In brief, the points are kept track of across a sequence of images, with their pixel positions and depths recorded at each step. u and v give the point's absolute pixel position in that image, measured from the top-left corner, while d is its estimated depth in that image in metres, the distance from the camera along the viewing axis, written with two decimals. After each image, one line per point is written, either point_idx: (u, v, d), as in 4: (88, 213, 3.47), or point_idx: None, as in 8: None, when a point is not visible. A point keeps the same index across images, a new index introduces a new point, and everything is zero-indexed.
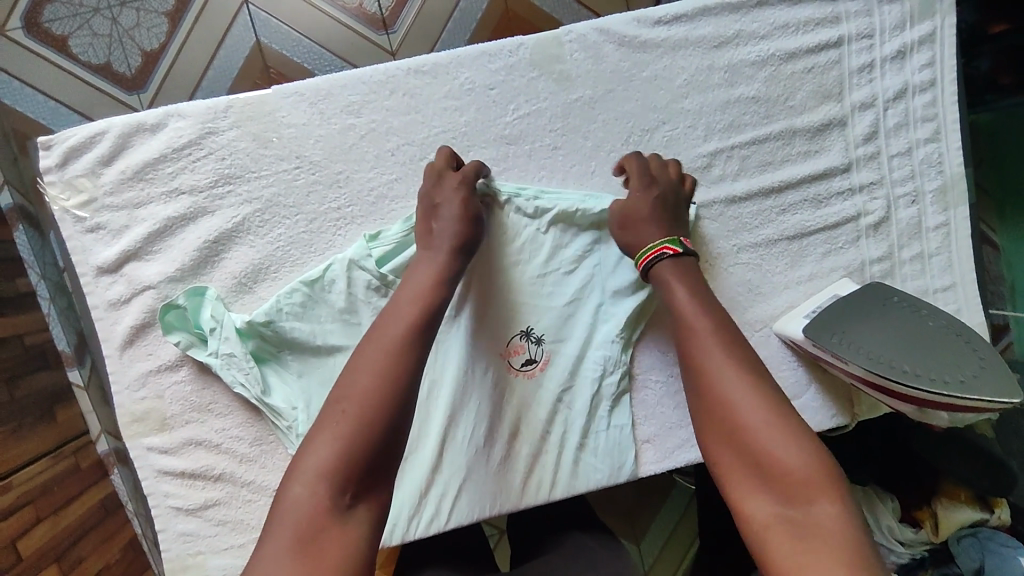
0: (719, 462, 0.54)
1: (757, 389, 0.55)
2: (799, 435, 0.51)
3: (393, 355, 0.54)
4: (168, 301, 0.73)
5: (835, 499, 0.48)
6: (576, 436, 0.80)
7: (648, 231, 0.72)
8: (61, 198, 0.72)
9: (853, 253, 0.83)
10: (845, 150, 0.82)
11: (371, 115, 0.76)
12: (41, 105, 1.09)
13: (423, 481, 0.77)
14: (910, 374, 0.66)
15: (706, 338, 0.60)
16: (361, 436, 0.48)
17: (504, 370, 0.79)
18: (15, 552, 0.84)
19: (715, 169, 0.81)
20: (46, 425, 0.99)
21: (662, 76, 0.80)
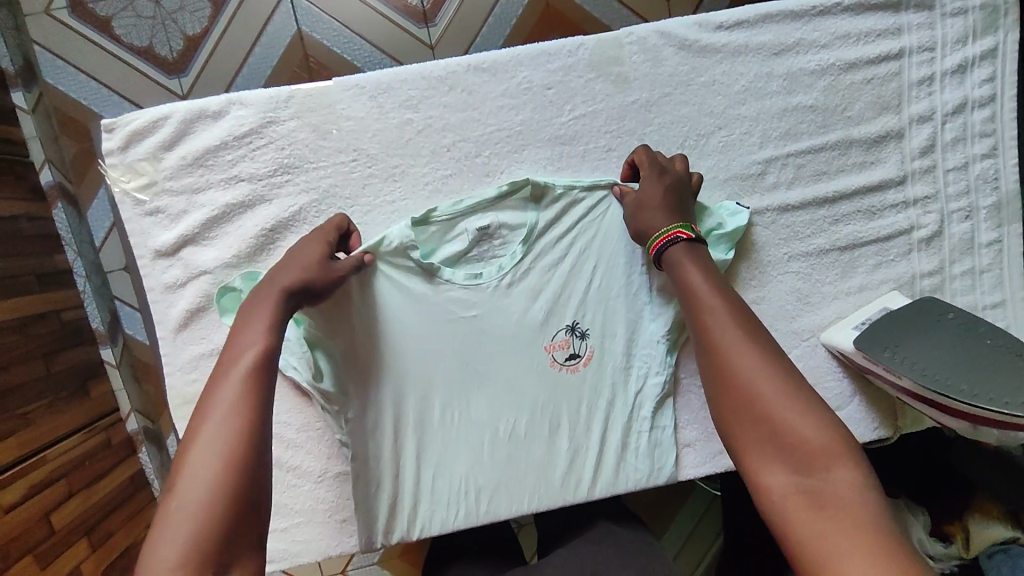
0: (736, 435, 0.54)
1: (769, 363, 0.55)
2: (813, 408, 0.51)
3: (231, 416, 0.48)
4: (225, 284, 0.74)
5: (851, 467, 0.48)
6: (621, 436, 0.80)
7: (658, 215, 0.71)
8: (122, 180, 0.73)
9: (903, 266, 0.83)
10: (901, 162, 0.82)
11: (428, 110, 0.76)
12: (86, 88, 1.11)
13: (465, 474, 0.78)
14: (968, 393, 0.66)
15: (718, 314, 0.60)
16: (216, 502, 0.44)
17: (548, 364, 0.79)
18: (48, 526, 0.90)
19: (769, 177, 0.80)
20: (80, 400, 1.08)
21: (721, 81, 0.79)
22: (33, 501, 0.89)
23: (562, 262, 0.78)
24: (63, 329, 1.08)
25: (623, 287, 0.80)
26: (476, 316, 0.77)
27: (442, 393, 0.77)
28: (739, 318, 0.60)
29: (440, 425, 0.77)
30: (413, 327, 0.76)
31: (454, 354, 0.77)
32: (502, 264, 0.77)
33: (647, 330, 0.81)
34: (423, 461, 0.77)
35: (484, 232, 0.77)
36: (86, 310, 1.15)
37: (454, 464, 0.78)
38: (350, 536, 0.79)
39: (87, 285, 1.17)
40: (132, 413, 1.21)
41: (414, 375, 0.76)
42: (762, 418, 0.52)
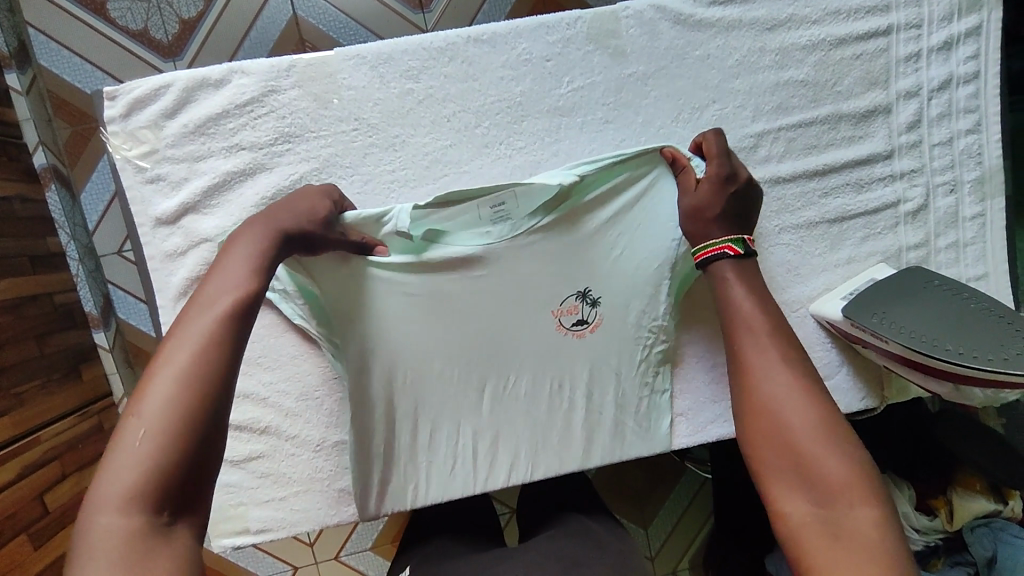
0: (759, 457, 0.54)
1: (806, 391, 0.55)
2: (843, 443, 0.51)
3: (195, 351, 0.47)
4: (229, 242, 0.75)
5: (871, 505, 0.48)
6: (619, 408, 0.81)
7: (714, 226, 0.71)
8: (123, 148, 0.73)
9: (890, 239, 0.85)
10: (888, 137, 0.84)
11: (428, 80, 0.77)
12: (79, 70, 1.11)
13: (466, 441, 0.79)
14: (954, 352, 0.68)
15: (762, 338, 0.61)
16: (171, 433, 0.43)
17: (553, 327, 0.77)
18: (41, 506, 0.92)
19: (761, 150, 0.82)
20: (72, 382, 1.09)
21: (714, 55, 0.81)
22: (28, 480, 0.91)
23: (588, 224, 0.75)
24: (55, 311, 1.08)
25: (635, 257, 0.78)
26: (484, 278, 0.74)
27: (444, 363, 0.76)
28: (785, 341, 0.60)
29: (442, 391, 0.77)
30: (416, 285, 0.73)
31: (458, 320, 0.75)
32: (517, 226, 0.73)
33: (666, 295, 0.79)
34: (422, 431, 0.78)
35: (499, 209, 0.73)
36: (80, 294, 1.16)
37: (451, 431, 0.79)
38: (347, 506, 0.80)
39: (81, 268, 1.17)
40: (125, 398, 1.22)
41: (415, 342, 0.75)
42: (790, 445, 0.52)
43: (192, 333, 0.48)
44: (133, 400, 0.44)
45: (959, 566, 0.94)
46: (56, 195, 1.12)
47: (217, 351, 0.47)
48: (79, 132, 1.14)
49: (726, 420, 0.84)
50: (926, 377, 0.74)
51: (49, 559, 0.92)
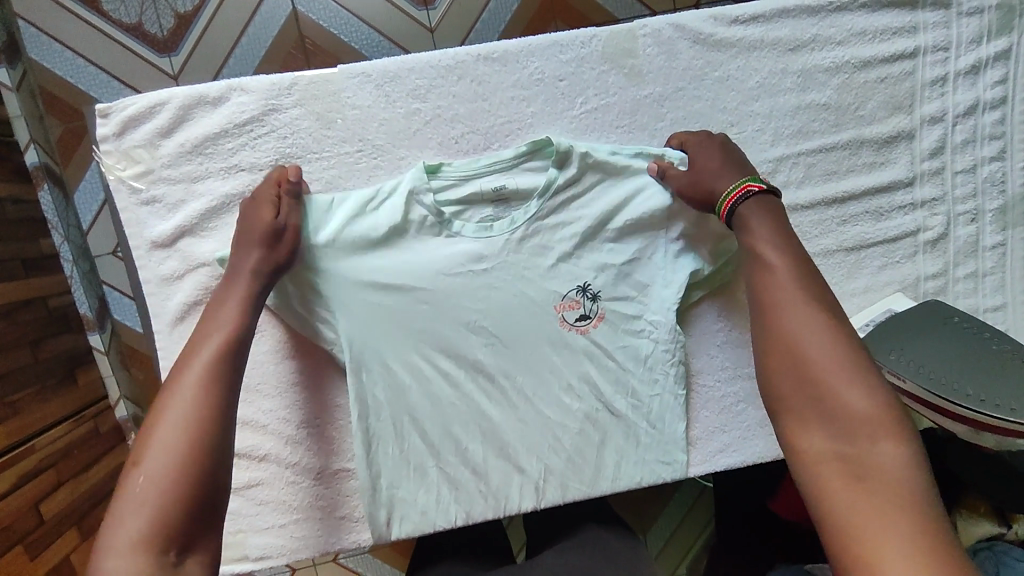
0: (781, 392, 0.53)
1: (832, 329, 0.53)
2: (871, 382, 0.49)
3: (192, 402, 0.51)
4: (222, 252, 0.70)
5: (897, 441, 0.46)
6: (632, 445, 0.78)
7: (722, 177, 0.69)
8: (117, 168, 0.70)
9: (909, 268, 0.83)
10: (911, 163, 0.81)
11: (437, 100, 0.75)
12: (71, 65, 1.07)
13: (477, 455, 0.76)
14: (974, 399, 0.66)
15: (786, 278, 0.58)
16: (175, 476, 0.47)
17: (556, 325, 0.75)
18: (36, 517, 0.93)
19: (779, 175, 0.79)
20: (68, 389, 1.08)
21: (734, 76, 0.78)
22: (24, 490, 0.92)
23: (590, 212, 0.75)
24: (49, 316, 1.05)
25: (646, 283, 0.76)
26: (485, 270, 0.73)
27: (444, 381, 0.74)
28: (807, 279, 0.58)
29: (453, 384, 0.75)
30: (410, 275, 0.72)
31: (457, 321, 0.74)
32: (515, 218, 0.73)
33: (657, 296, 0.76)
34: (428, 460, 0.75)
35: (499, 195, 0.74)
36: (75, 296, 1.14)
37: (454, 461, 0.75)
38: (348, 533, 0.79)
39: (75, 270, 1.14)
40: (121, 401, 1.20)
41: (416, 345, 0.73)
42: (810, 377, 0.51)
43: (187, 387, 0.52)
44: (136, 452, 0.48)
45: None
46: (49, 192, 1.09)
47: (214, 402, 0.52)
48: (70, 131, 1.11)
49: (736, 449, 0.83)
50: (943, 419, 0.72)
51: (45, 568, 0.93)
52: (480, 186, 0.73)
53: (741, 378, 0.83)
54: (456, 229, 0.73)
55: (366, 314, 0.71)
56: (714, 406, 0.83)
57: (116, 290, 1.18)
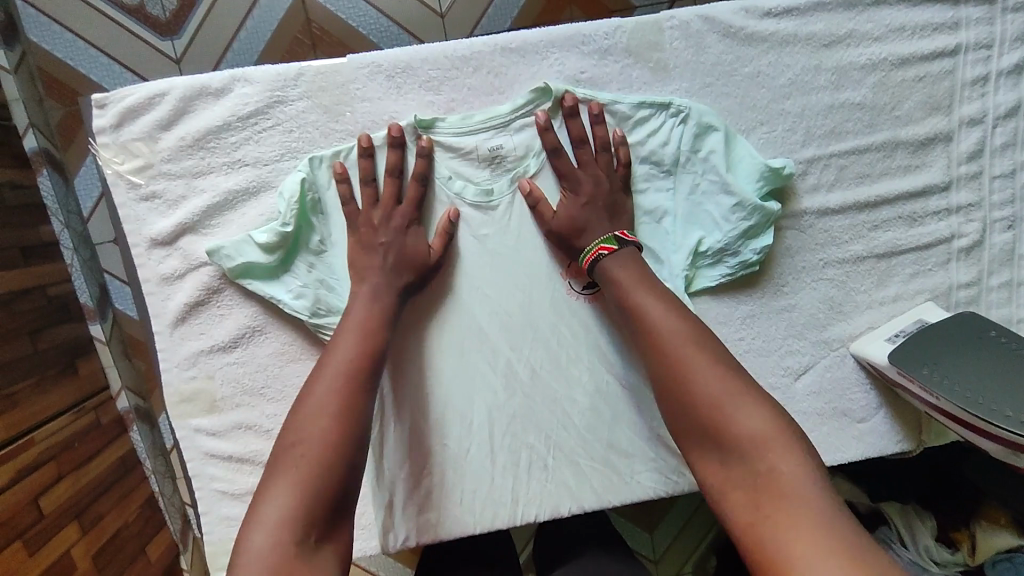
0: (687, 439, 0.59)
1: (716, 367, 0.59)
2: (756, 410, 0.56)
3: (331, 396, 0.56)
4: (214, 245, 0.68)
5: (791, 456, 0.53)
6: (643, 422, 0.80)
7: (592, 227, 0.70)
8: (115, 162, 0.67)
9: (941, 276, 0.79)
10: (947, 167, 0.77)
11: (451, 92, 0.72)
12: (70, 46, 1.03)
13: (487, 451, 0.78)
14: (1014, 420, 0.64)
15: (671, 328, 0.62)
16: (319, 461, 0.52)
17: (562, 291, 0.77)
18: (37, 510, 0.92)
19: (809, 177, 0.76)
20: (67, 379, 1.06)
21: (765, 72, 0.74)
22: (24, 483, 0.90)
23: None
24: (49, 305, 1.03)
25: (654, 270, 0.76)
26: (486, 237, 0.75)
27: (454, 367, 0.76)
28: (685, 323, 0.62)
29: (467, 377, 0.77)
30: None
31: (470, 311, 0.76)
32: (515, 180, 0.73)
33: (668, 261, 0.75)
34: (434, 438, 0.76)
35: (495, 155, 0.73)
36: (76, 284, 1.12)
37: (460, 435, 0.77)
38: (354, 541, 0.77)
39: (75, 258, 1.13)
40: (122, 392, 1.22)
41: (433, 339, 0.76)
42: (705, 417, 0.57)
43: (329, 382, 0.57)
44: (290, 437, 0.54)
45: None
46: (49, 179, 1.07)
47: (350, 394, 0.57)
48: (70, 114, 1.09)
49: None
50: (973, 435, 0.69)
51: (45, 565, 0.91)
52: (475, 143, 0.72)
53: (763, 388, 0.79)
54: (456, 190, 0.73)
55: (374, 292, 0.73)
56: None
57: (116, 279, 1.17)
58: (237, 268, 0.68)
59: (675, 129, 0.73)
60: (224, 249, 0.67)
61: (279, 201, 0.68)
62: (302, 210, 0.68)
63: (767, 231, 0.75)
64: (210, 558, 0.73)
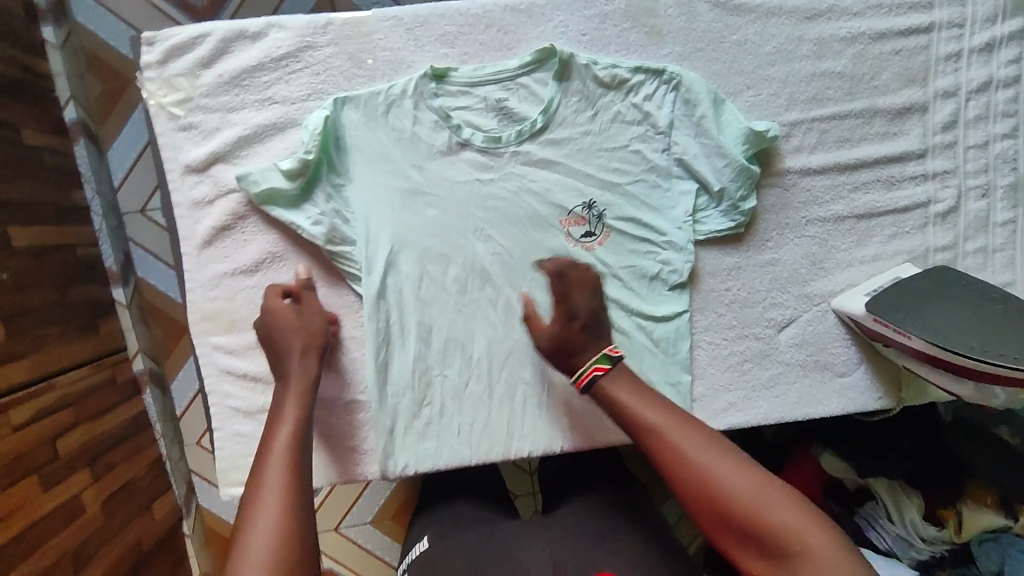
0: (714, 533, 0.57)
1: (718, 453, 0.58)
2: (778, 493, 0.55)
3: (280, 476, 0.56)
4: (243, 172, 0.75)
5: (821, 529, 0.53)
6: (636, 367, 0.83)
7: (584, 348, 0.71)
8: (159, 94, 0.74)
9: (918, 239, 0.84)
10: (923, 136, 0.83)
11: (464, 46, 0.79)
12: (113, 29, 1.31)
13: (486, 385, 0.82)
14: (979, 349, 0.70)
15: (670, 428, 0.61)
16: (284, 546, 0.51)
17: (562, 240, 0.82)
18: (53, 450, 1.05)
19: (793, 140, 0.82)
20: (85, 338, 1.21)
21: (752, 40, 0.81)
22: (42, 423, 1.04)
23: (594, 122, 0.81)
24: (77, 262, 1.23)
25: (652, 223, 0.82)
26: (490, 181, 0.80)
27: (455, 304, 0.81)
28: (688, 426, 0.61)
29: (467, 316, 0.82)
30: (417, 187, 0.78)
31: (472, 251, 0.81)
32: (519, 130, 0.80)
33: (667, 216, 0.82)
34: (434, 369, 0.81)
35: (502, 107, 0.80)
36: (102, 249, 1.30)
37: (460, 369, 0.82)
38: (355, 464, 0.82)
39: (104, 224, 1.31)
40: (138, 354, 1.35)
41: (437, 278, 0.81)
42: (729, 511, 0.56)
43: (274, 466, 0.57)
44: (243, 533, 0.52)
45: None
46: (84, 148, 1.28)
47: (296, 469, 0.57)
48: (110, 89, 1.32)
49: (740, 408, 0.85)
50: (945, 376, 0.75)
51: (57, 501, 1.04)
52: (484, 94, 0.79)
53: (748, 337, 0.85)
54: (466, 137, 0.79)
55: (386, 230, 0.78)
56: (719, 364, 0.85)
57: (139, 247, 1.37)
58: (261, 194, 0.75)
59: (667, 93, 0.80)
60: (252, 176, 0.74)
61: (303, 135, 0.75)
62: (324, 142, 0.75)
63: (752, 194, 0.81)
64: (219, 471, 0.78)
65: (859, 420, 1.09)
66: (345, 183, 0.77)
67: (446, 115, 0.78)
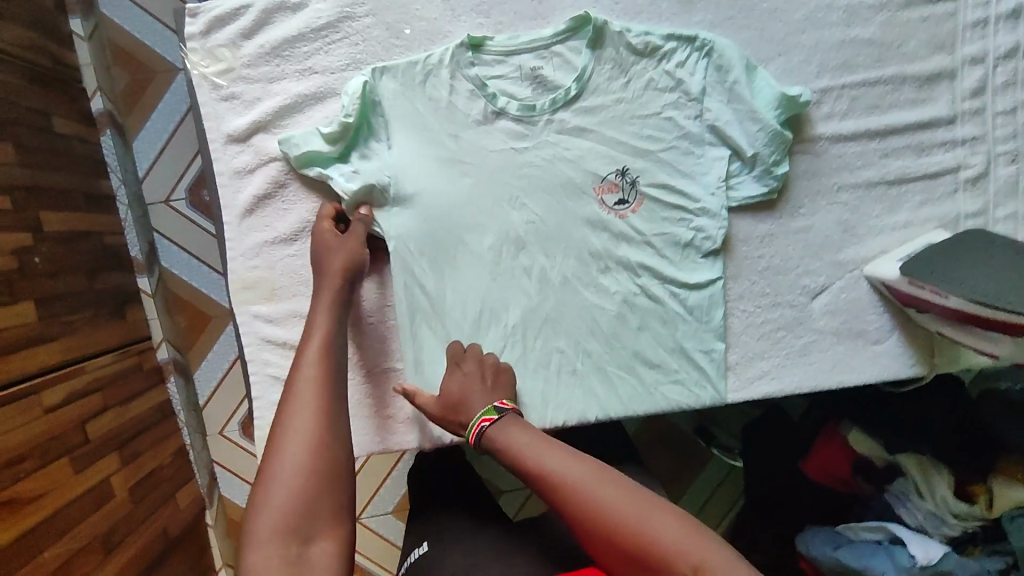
0: (605, 555, 0.58)
1: (590, 472, 0.61)
2: (656, 508, 0.57)
3: (305, 413, 0.61)
4: (286, 135, 0.77)
5: (700, 535, 0.55)
6: (669, 335, 0.84)
7: (471, 396, 0.73)
8: (202, 65, 0.76)
9: (949, 205, 0.85)
10: (952, 102, 0.84)
11: (499, 16, 0.81)
12: (143, 24, 1.32)
13: (523, 354, 0.83)
14: (1016, 301, 0.69)
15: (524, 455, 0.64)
16: (306, 477, 0.57)
17: (597, 207, 0.83)
18: (83, 433, 1.06)
19: (824, 106, 0.83)
20: (114, 322, 1.22)
21: (781, 8, 0.82)
22: (70, 407, 1.04)
23: (628, 91, 0.82)
24: (104, 251, 1.22)
25: (688, 190, 0.83)
26: (525, 151, 0.82)
27: (491, 273, 0.82)
28: (532, 437, 0.65)
29: (502, 284, 0.83)
30: (455, 156, 0.80)
31: (506, 219, 0.82)
32: (554, 99, 0.81)
33: (699, 182, 0.83)
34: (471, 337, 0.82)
35: (537, 75, 0.81)
36: (127, 239, 1.30)
37: (497, 337, 0.83)
38: (392, 433, 0.82)
39: (129, 214, 1.32)
40: (162, 343, 1.36)
41: (472, 246, 0.82)
42: (613, 529, 0.57)
43: (304, 401, 0.62)
44: (271, 459, 0.59)
45: (996, 554, 0.95)
46: (110, 138, 1.29)
47: (323, 403, 0.62)
48: (133, 81, 1.33)
49: (773, 376, 0.85)
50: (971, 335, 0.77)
51: (85, 483, 1.04)
52: (519, 63, 0.81)
53: (781, 305, 0.85)
54: (501, 106, 0.80)
55: (423, 199, 0.79)
56: (752, 332, 0.85)
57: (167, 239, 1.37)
58: (301, 158, 0.76)
59: (699, 61, 0.81)
60: (294, 138, 0.76)
61: (343, 102, 0.77)
62: (363, 108, 0.77)
63: (785, 159, 0.82)
64: (259, 438, 0.78)
65: (880, 391, 1.10)
66: (383, 148, 0.79)
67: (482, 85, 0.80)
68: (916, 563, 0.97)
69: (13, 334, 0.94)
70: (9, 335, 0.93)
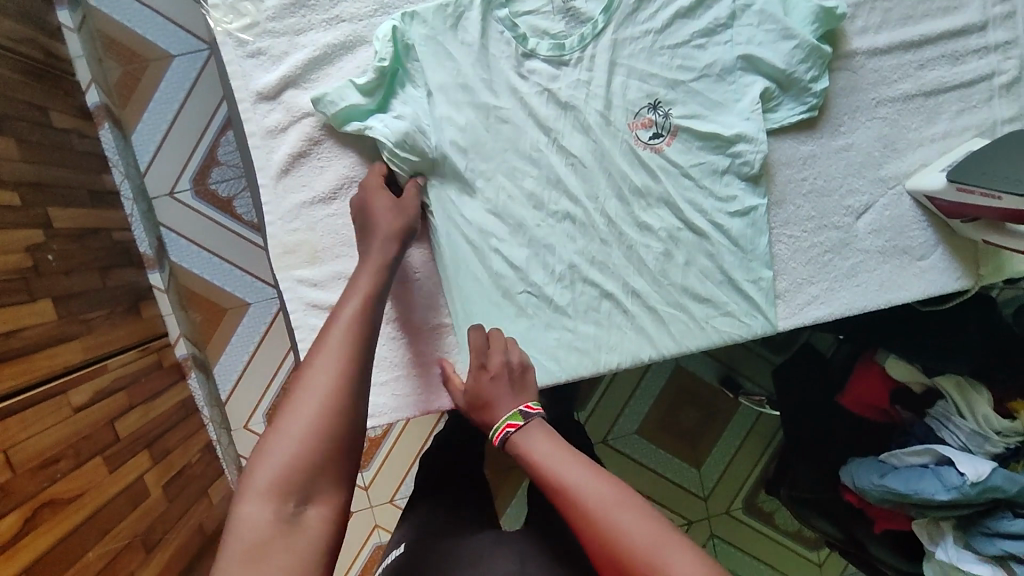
0: None
1: (614, 493, 0.52)
2: (677, 544, 0.49)
3: (332, 363, 0.54)
4: (320, 96, 0.74)
5: None
6: (716, 267, 0.82)
7: (501, 399, 0.66)
8: (224, 21, 0.74)
9: (986, 112, 0.84)
10: (983, 8, 0.84)
11: None
12: (140, 16, 1.23)
13: (572, 298, 0.81)
14: None
15: (545, 466, 0.56)
16: (320, 434, 0.51)
17: (631, 143, 0.81)
18: (114, 432, 1.00)
19: (859, 20, 0.83)
20: (131, 319, 1.17)
21: None
22: (98, 407, 0.98)
23: (658, 20, 0.81)
24: (114, 247, 1.17)
25: (729, 116, 0.81)
26: (561, 89, 0.80)
27: (534, 217, 0.80)
28: (552, 448, 0.58)
29: (546, 228, 0.80)
30: (495, 98, 0.79)
31: (547, 160, 0.80)
32: (584, 34, 0.80)
33: (733, 110, 0.81)
34: (519, 285, 0.80)
35: (569, 8, 0.80)
36: (135, 233, 1.24)
37: (546, 282, 0.80)
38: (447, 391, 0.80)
39: (135, 208, 1.25)
40: (181, 338, 1.29)
41: (515, 189, 0.80)
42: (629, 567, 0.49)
43: (330, 351, 0.55)
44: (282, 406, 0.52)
45: None
46: (110, 132, 1.21)
47: (353, 359, 0.55)
48: (129, 74, 1.24)
49: (823, 301, 0.83)
50: (1016, 234, 0.77)
51: (123, 481, 0.98)
52: None
53: (826, 228, 0.84)
54: (531, 47, 0.79)
55: (462, 145, 0.78)
56: (800, 257, 0.83)
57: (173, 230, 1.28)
58: (338, 116, 0.75)
59: None
60: (328, 96, 0.74)
61: (374, 48, 0.75)
62: (396, 53, 0.76)
63: (824, 75, 0.82)
64: None
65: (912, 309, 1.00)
66: (420, 94, 0.77)
67: (514, 24, 0.79)
68: (965, 479, 0.87)
69: (32, 334, 0.88)
70: (30, 337, 0.87)
